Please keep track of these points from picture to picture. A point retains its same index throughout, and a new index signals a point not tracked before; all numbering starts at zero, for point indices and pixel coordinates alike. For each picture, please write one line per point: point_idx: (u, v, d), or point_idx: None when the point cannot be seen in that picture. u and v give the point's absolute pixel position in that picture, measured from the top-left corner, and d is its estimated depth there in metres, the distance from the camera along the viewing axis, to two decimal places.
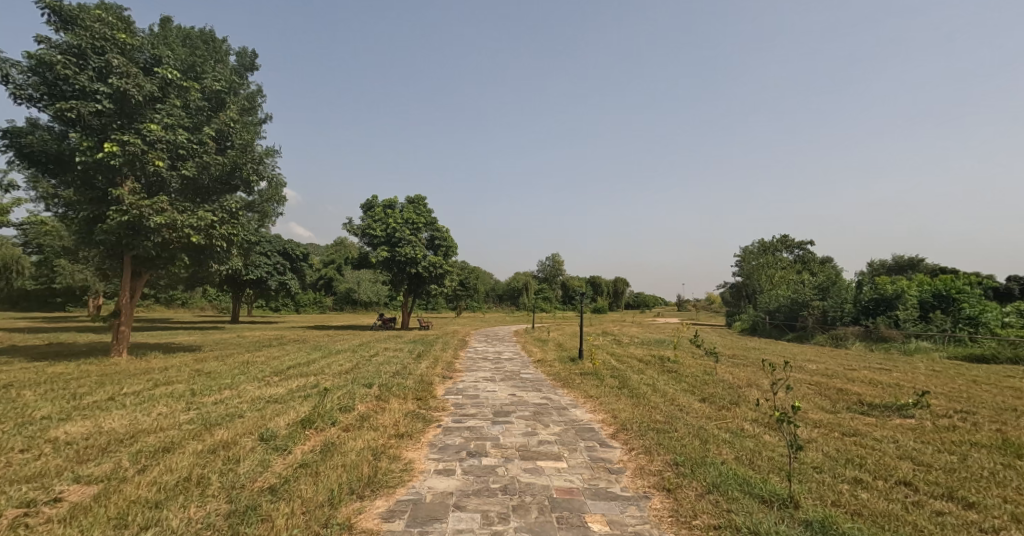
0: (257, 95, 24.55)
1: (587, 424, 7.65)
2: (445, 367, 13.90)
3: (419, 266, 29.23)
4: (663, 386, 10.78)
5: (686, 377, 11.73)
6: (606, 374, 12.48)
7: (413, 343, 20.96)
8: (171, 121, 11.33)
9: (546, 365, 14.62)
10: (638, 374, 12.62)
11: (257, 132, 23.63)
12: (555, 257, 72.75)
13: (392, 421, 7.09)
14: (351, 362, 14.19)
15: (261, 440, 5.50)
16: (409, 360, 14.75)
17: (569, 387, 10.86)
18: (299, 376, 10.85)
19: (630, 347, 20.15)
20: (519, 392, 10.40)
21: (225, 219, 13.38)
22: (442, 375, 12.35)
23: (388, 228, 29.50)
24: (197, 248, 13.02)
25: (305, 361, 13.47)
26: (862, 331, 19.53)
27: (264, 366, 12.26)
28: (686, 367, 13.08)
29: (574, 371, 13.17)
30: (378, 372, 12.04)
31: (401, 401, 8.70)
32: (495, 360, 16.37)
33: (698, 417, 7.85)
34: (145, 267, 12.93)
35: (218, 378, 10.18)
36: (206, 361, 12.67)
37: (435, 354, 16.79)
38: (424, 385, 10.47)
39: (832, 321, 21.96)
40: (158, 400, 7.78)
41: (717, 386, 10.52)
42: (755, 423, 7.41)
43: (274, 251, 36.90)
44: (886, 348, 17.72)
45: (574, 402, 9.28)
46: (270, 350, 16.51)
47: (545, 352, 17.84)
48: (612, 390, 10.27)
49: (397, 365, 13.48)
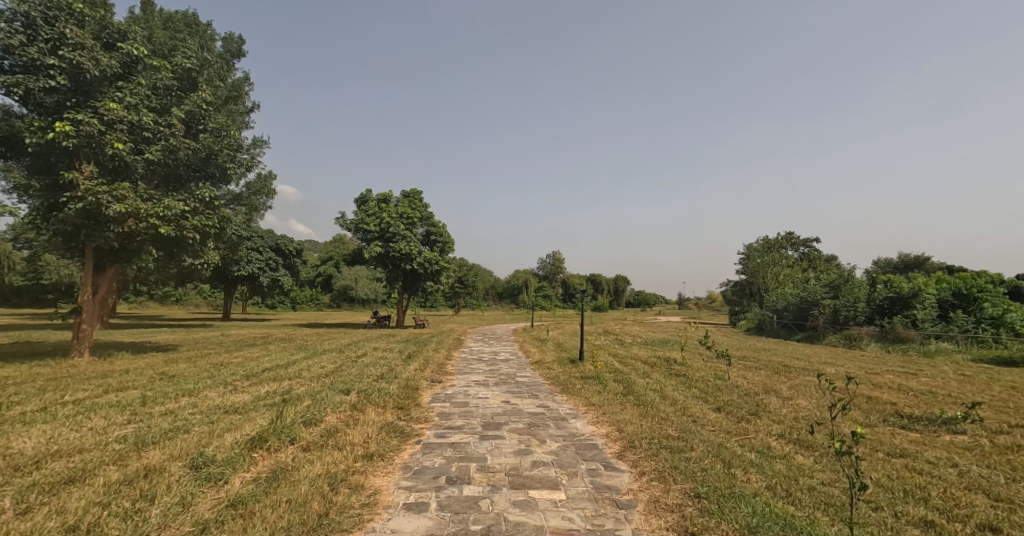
0: (244, 83, 23.61)
1: (589, 440, 6.65)
2: (435, 370, 12.93)
3: (414, 262, 28.25)
4: (672, 393, 9.80)
5: (697, 383, 10.74)
6: (609, 378, 11.48)
7: (405, 342, 19.97)
8: (133, 100, 10.38)
9: (545, 367, 13.64)
10: (644, 378, 11.64)
11: (243, 121, 22.68)
12: (555, 255, 71.88)
13: (363, 438, 6.11)
14: (334, 363, 13.19)
15: (192, 467, 4.54)
16: (398, 362, 13.76)
17: (570, 393, 9.87)
18: (273, 381, 9.88)
19: (633, 347, 19.15)
20: (513, 399, 9.42)
21: (197, 210, 12.42)
22: (431, 379, 11.39)
23: (382, 223, 28.50)
24: (167, 239, 12.09)
25: (284, 363, 12.49)
26: (877, 332, 18.55)
27: (239, 369, 11.29)
28: (695, 371, 12.10)
29: (574, 375, 12.20)
30: (361, 376, 11.05)
31: (380, 411, 7.71)
32: (490, 362, 15.40)
33: (717, 432, 6.86)
34: (109, 261, 11.97)
35: (180, 383, 9.21)
36: (176, 363, 11.71)
37: (426, 355, 15.82)
38: (408, 391, 9.49)
39: (844, 321, 20.99)
40: (97, 411, 6.80)
41: (732, 393, 9.53)
42: (783, 440, 6.43)
43: (267, 246, 35.92)
44: (905, 349, 16.75)
45: (575, 412, 8.29)
46: (252, 350, 15.54)
47: (544, 353, 16.88)
48: (617, 397, 9.29)
49: (384, 368, 12.49)
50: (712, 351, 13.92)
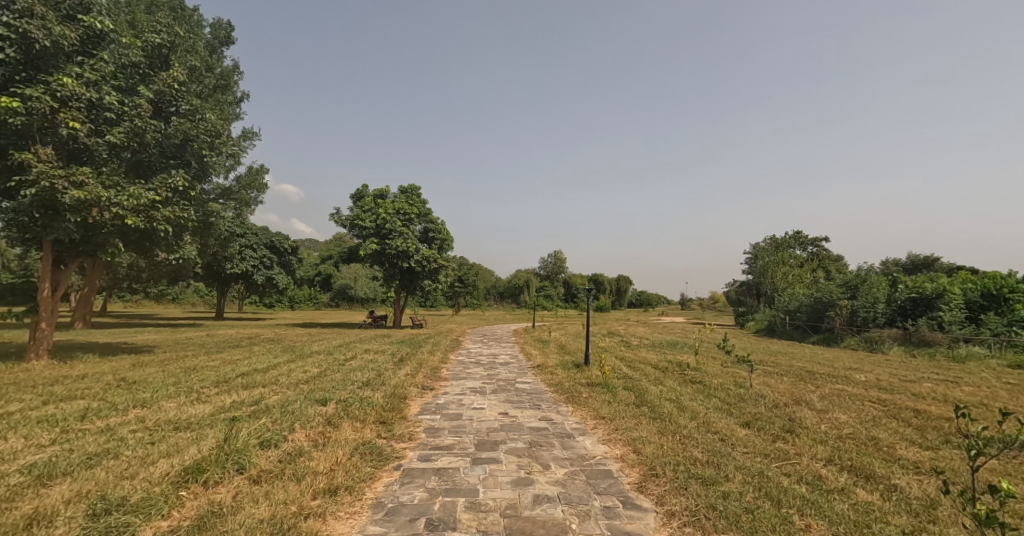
0: (234, 72, 22.74)
1: (601, 465, 5.60)
2: (429, 375, 11.89)
3: (411, 260, 27.25)
4: (690, 403, 8.75)
5: (716, 391, 9.68)
6: (618, 386, 10.44)
7: (400, 344, 18.93)
8: (92, 76, 9.39)
9: (548, 372, 12.61)
10: (657, 386, 10.59)
11: (231, 111, 21.75)
12: (558, 254, 70.88)
13: (331, 463, 5.09)
14: (319, 367, 12.17)
15: (92, 517, 3.53)
16: (388, 367, 12.72)
17: (576, 404, 8.81)
18: (245, 389, 8.83)
19: (641, 350, 18.12)
20: (512, 411, 8.37)
21: (170, 200, 11.33)
22: (422, 386, 10.35)
23: (378, 219, 27.52)
24: (136, 232, 11.01)
25: (264, 367, 11.47)
26: (900, 334, 17.53)
27: (212, 374, 10.29)
28: (713, 378, 11.05)
29: (580, 381, 11.15)
30: (345, 383, 10.00)
31: (356, 428, 6.65)
32: (488, 366, 14.35)
33: (752, 455, 5.80)
34: (71, 255, 10.96)
35: (137, 391, 8.18)
36: (145, 367, 10.71)
37: (420, 359, 14.78)
38: (395, 401, 8.47)
39: (862, 323, 19.92)
40: (22, 427, 5.79)
41: (759, 404, 8.48)
42: (834, 466, 5.37)
43: (261, 244, 34.93)
44: (931, 354, 15.67)
45: (583, 428, 7.24)
46: (234, 352, 14.54)
47: (547, 356, 15.86)
48: (630, 409, 8.24)
49: (372, 373, 11.45)
50: (728, 356, 12.87)
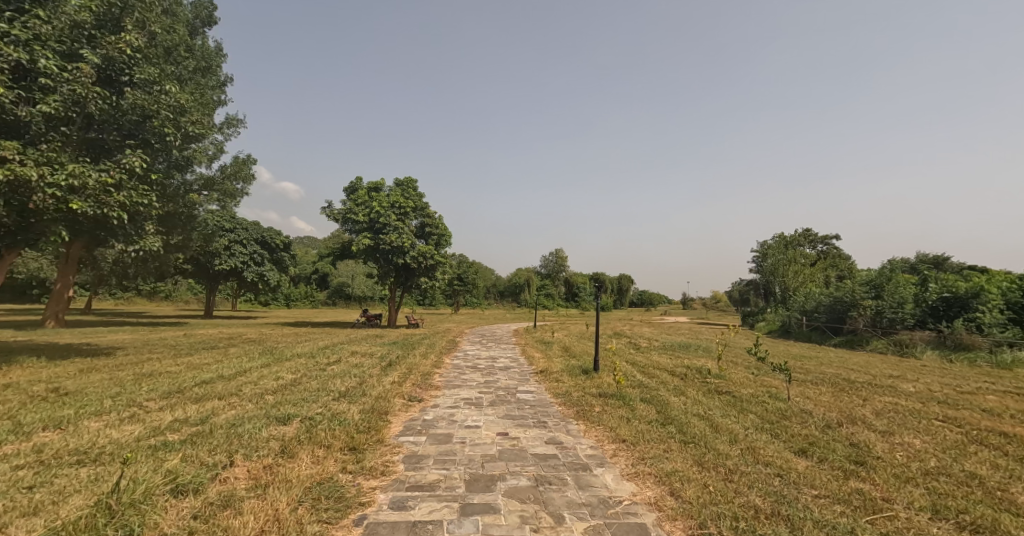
0: (216, 54, 21.55)
1: (633, 517, 4.21)
2: (418, 383, 10.50)
3: (407, 256, 25.85)
4: (724, 421, 7.39)
5: (751, 406, 8.30)
6: (636, 399, 9.07)
7: (392, 346, 17.50)
8: (20, 34, 8.11)
9: (552, 379, 11.25)
10: (679, 399, 9.22)
11: (211, 96, 20.46)
12: (560, 252, 69.52)
13: (266, 520, 3.73)
14: (295, 374, 10.76)
15: None
16: (374, 373, 11.36)
17: (589, 422, 7.42)
18: (195, 402, 7.44)
19: (652, 353, 16.79)
20: (513, 432, 6.96)
21: (123, 183, 10.04)
22: (410, 397, 8.96)
23: (372, 212, 26.16)
24: (83, 219, 9.73)
25: (231, 373, 10.12)
26: (934, 338, 16.19)
27: (168, 382, 8.94)
28: (742, 388, 9.68)
29: (590, 391, 9.76)
30: (318, 393, 8.63)
31: (316, 458, 5.24)
32: (486, 371, 12.98)
33: (827, 502, 4.44)
34: (7, 244, 9.68)
35: (62, 405, 6.80)
36: (91, 373, 9.31)
37: (412, 362, 13.43)
38: (372, 418, 7.09)
39: (889, 325, 18.55)
40: None
41: (807, 423, 7.10)
42: (945, 524, 4.01)
43: (251, 239, 33.45)
44: (972, 359, 14.31)
45: (601, 457, 5.85)
46: (207, 354, 13.23)
47: (552, 360, 14.50)
48: (655, 431, 6.85)
49: (354, 381, 10.03)
50: (755, 362, 11.49)
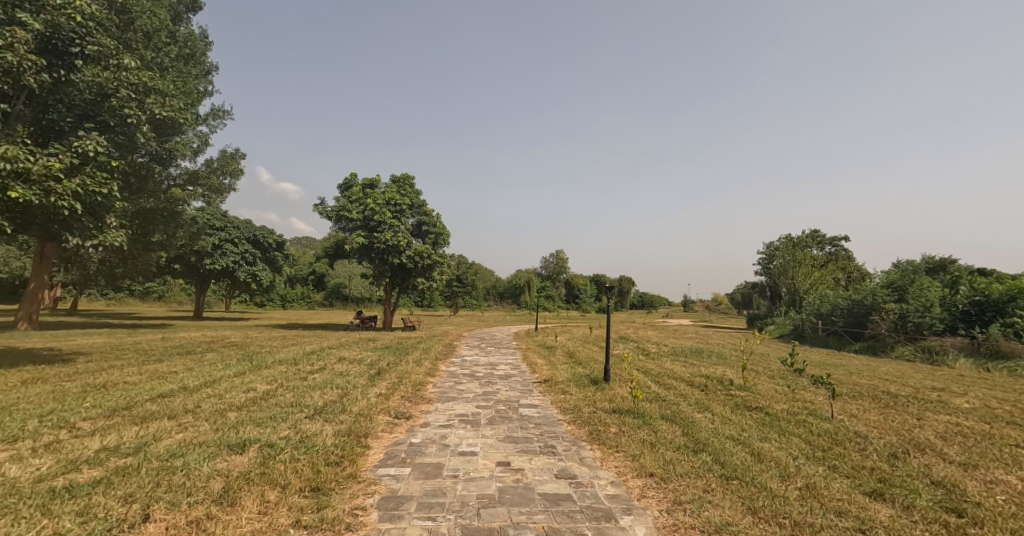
0: (201, 42, 20.48)
1: None
2: (408, 396, 9.31)
3: (402, 255, 24.74)
4: (768, 448, 6.22)
5: (792, 427, 7.13)
6: (656, 417, 7.89)
7: (384, 351, 16.31)
8: None
9: (557, 392, 10.09)
10: (705, 417, 8.05)
11: (194, 85, 19.37)
12: (561, 254, 68.46)
13: None
14: (270, 384, 9.59)
15: None
16: (360, 383, 10.17)
17: (606, 449, 6.25)
18: (140, 422, 6.24)
19: (664, 360, 15.62)
20: (516, 462, 5.78)
21: (76, 168, 9.01)
22: (396, 414, 7.77)
23: (366, 209, 25.05)
24: (30, 209, 8.72)
25: (195, 384, 8.93)
26: (967, 344, 15.06)
27: (120, 395, 7.75)
28: (774, 404, 8.52)
29: (602, 407, 8.58)
30: (290, 410, 7.44)
31: (264, 506, 4.08)
32: (484, 380, 11.79)
33: None
34: None
35: None
36: (32, 385, 8.16)
37: (404, 370, 12.25)
38: (347, 444, 5.92)
39: (915, 330, 17.43)
40: None
41: (868, 451, 5.94)
42: None
43: (243, 238, 32.30)
44: (1013, 368, 13.17)
45: (628, 501, 4.68)
46: (179, 361, 12.08)
47: (556, 367, 13.31)
48: (687, 461, 5.69)
49: (335, 394, 8.84)
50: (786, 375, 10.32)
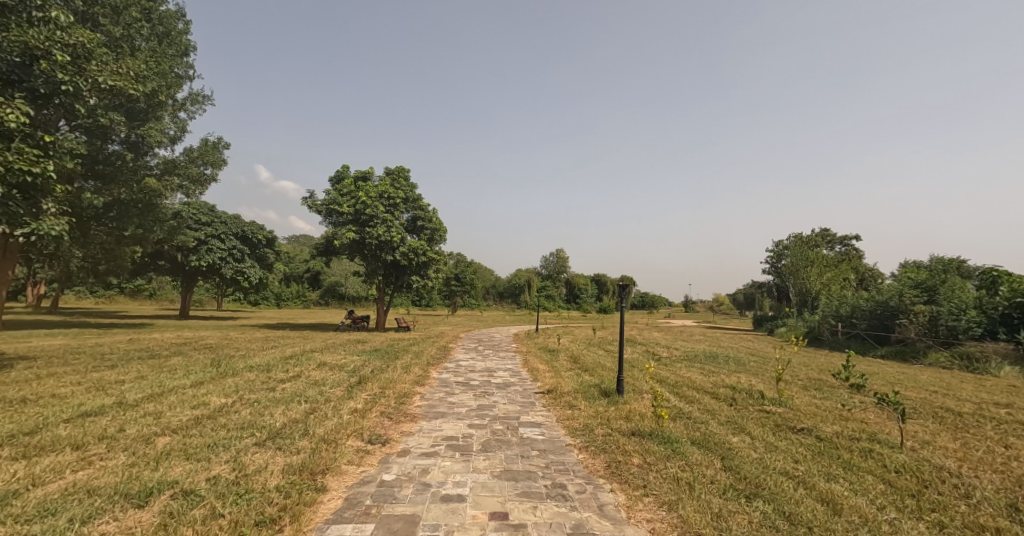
0: (178, 21, 19.12)
1: None
2: (388, 413, 7.86)
3: (396, 252, 23.38)
4: (839, 492, 4.85)
5: (858, 458, 5.76)
6: (687, 443, 6.49)
7: (371, 355, 14.89)
8: None
9: (565, 407, 8.68)
10: (744, 441, 6.69)
11: (169, 66, 17.99)
12: (562, 253, 67.09)
13: None
14: (227, 398, 8.18)
15: None
16: (334, 396, 8.74)
17: (632, 493, 4.87)
18: (31, 456, 4.85)
19: (679, 366, 14.19)
20: (516, 514, 4.40)
21: None
22: (369, 438, 6.36)
23: (357, 203, 23.68)
24: None
25: (136, 399, 7.52)
26: (1012, 351, 13.68)
27: (32, 414, 6.35)
28: (826, 427, 7.14)
29: (619, 428, 7.17)
30: (238, 434, 6.05)
31: None
32: (480, 390, 10.34)
33: None
34: None
35: None
36: None
37: (389, 378, 10.81)
38: (293, 488, 4.54)
39: (948, 335, 16.04)
40: None
41: (973, 502, 4.58)
42: None
43: (230, 234, 30.89)
44: None
45: None
46: (136, 367, 10.69)
47: (560, 375, 11.88)
48: (743, 516, 4.32)
49: (301, 412, 7.43)
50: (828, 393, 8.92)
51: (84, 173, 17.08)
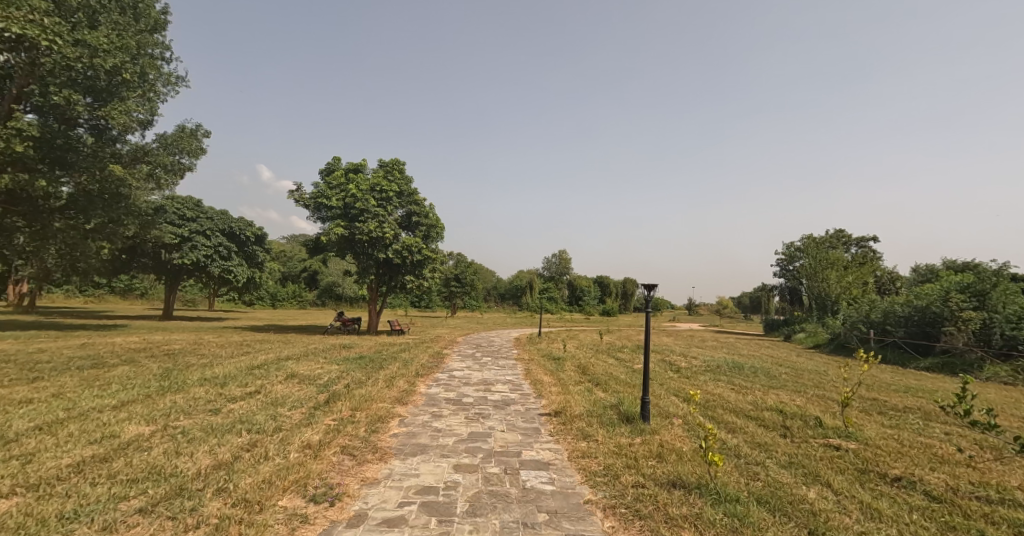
0: None
1: None
2: (350, 448, 6.05)
3: (388, 249, 21.64)
4: None
5: None
6: (754, 503, 4.69)
7: (353, 364, 13.03)
8: None
9: (580, 438, 6.84)
10: (829, 498, 4.88)
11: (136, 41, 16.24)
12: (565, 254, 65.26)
13: None
14: (148, 426, 6.37)
15: None
16: (288, 423, 6.93)
17: None
18: None
19: (705, 380, 12.29)
20: None
21: None
22: (313, 496, 4.57)
23: (347, 196, 21.92)
24: None
25: (18, 431, 5.72)
26: None
27: None
28: (931, 477, 5.33)
29: (656, 476, 5.35)
30: (123, 493, 4.26)
31: None
32: (473, 411, 8.52)
33: None
34: None
35: None
36: None
37: (365, 396, 8.96)
38: None
39: (1007, 346, 14.25)
40: None
41: None
42: None
43: (216, 231, 29.15)
44: None
45: None
46: (62, 380, 8.90)
47: (569, 392, 10.04)
48: None
49: (234, 449, 5.63)
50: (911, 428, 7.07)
51: (39, 159, 15.39)
